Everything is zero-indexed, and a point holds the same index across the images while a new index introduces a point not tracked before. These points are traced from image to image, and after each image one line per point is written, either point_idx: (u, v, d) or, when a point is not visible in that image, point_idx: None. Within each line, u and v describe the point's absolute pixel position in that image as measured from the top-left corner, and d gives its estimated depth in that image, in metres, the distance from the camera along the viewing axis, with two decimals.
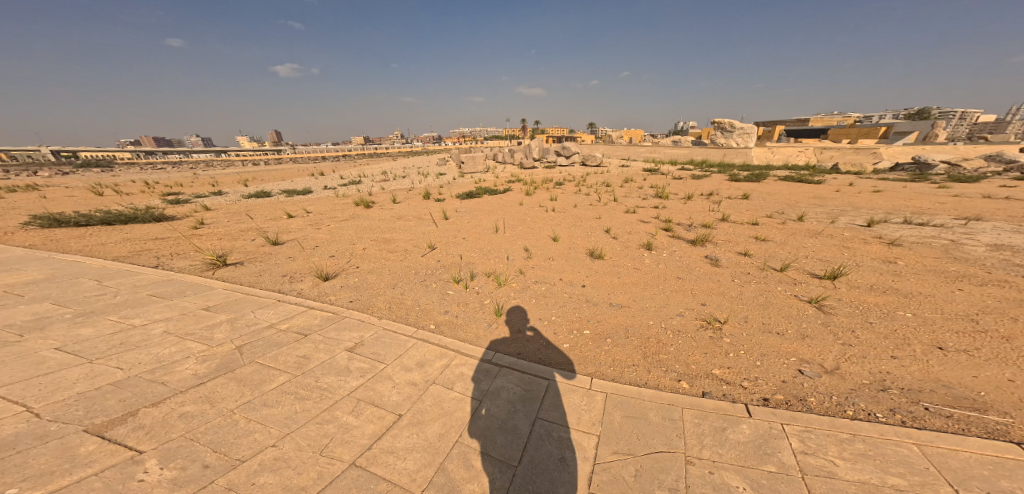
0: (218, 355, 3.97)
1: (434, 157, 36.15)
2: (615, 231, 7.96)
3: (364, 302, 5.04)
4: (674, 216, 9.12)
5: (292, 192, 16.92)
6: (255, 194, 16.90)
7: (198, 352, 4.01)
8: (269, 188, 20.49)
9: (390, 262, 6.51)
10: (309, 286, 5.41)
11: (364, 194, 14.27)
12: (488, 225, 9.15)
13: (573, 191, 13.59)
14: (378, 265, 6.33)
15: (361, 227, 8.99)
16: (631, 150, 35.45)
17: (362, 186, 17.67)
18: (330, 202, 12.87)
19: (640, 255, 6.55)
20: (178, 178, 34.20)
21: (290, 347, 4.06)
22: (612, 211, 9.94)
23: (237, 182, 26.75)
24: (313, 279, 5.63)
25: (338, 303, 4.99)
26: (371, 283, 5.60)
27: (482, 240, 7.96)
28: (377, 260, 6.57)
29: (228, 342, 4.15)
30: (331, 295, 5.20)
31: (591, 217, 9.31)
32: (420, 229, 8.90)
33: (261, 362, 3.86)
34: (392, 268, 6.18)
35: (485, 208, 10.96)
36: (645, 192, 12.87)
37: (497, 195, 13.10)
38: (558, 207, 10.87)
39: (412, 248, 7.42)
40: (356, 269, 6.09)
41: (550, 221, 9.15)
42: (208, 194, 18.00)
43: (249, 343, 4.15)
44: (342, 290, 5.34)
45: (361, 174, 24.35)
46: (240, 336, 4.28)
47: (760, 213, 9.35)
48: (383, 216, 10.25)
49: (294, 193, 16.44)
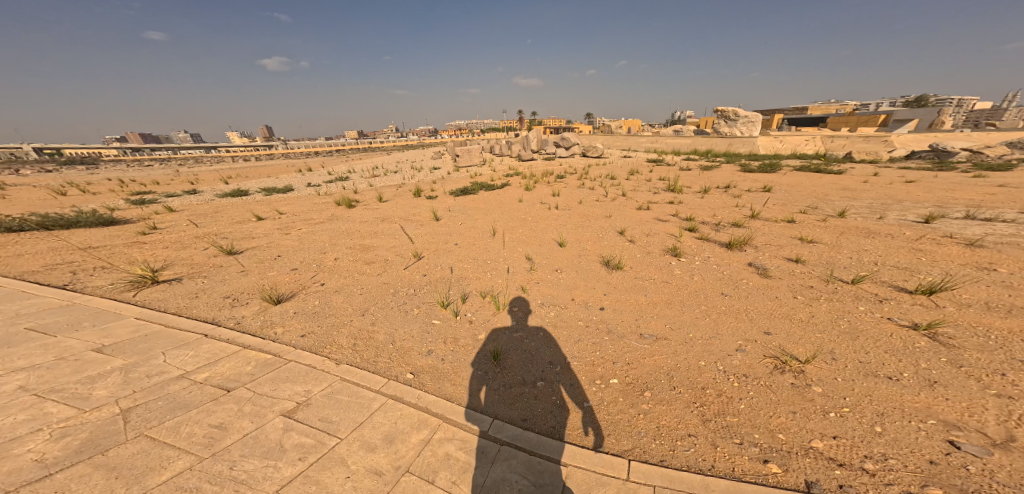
0: (89, 425, 2.67)
1: (427, 150, 34.65)
2: (631, 233, 6.83)
3: (321, 337, 3.91)
4: (696, 213, 7.99)
5: (270, 190, 15.57)
6: (230, 192, 15.51)
7: (60, 420, 2.68)
8: (247, 185, 18.98)
9: (364, 278, 5.36)
10: (254, 313, 4.25)
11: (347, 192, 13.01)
12: (482, 228, 7.98)
13: (577, 186, 12.39)
14: (348, 283, 5.17)
15: (337, 231, 7.78)
16: (631, 141, 34.21)
17: (347, 183, 16.36)
18: (307, 202, 11.57)
19: (668, 262, 5.43)
20: (157, 176, 32.28)
21: (201, 412, 2.88)
22: (623, 208, 8.80)
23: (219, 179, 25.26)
24: (261, 303, 4.46)
25: (285, 339, 3.84)
26: (335, 310, 4.46)
27: (477, 246, 6.80)
28: (348, 276, 5.41)
29: (111, 404, 2.86)
30: (278, 326, 4.05)
31: (602, 216, 8.18)
32: (405, 233, 7.71)
33: (153, 437, 2.64)
34: (365, 288, 5.04)
35: (479, 207, 9.77)
36: (656, 185, 11.70)
37: (494, 191, 11.91)
38: (561, 204, 9.71)
39: (392, 258, 6.25)
40: (318, 289, 4.92)
41: (554, 222, 8.00)
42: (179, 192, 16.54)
43: (143, 404, 2.90)
44: (295, 319, 4.19)
45: (349, 170, 22.83)
46: (133, 393, 3.00)
47: (793, 208, 8.23)
48: (364, 218, 9.03)
49: (272, 191, 15.09)
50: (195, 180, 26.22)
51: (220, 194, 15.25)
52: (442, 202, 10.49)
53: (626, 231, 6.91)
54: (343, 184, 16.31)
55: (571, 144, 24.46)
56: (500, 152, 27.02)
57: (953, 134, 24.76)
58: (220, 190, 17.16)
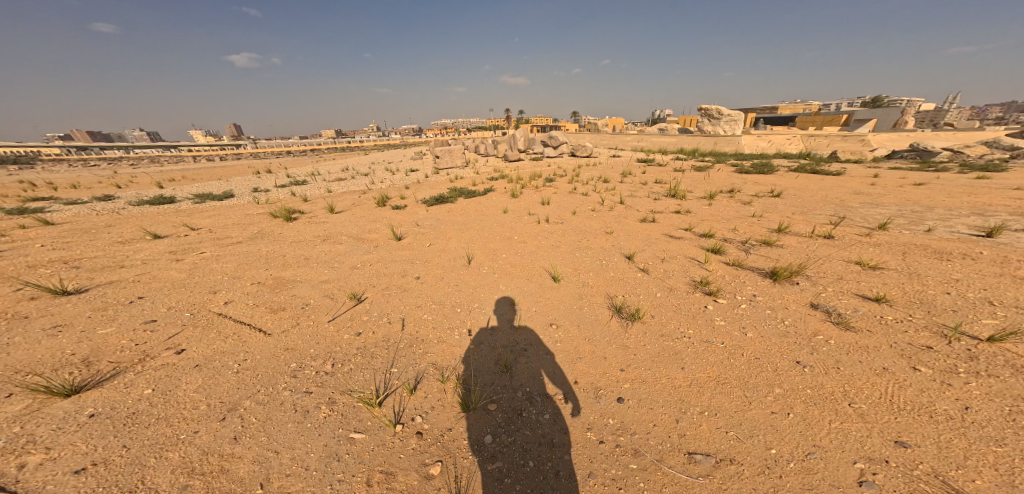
0: None
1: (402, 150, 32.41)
2: (638, 259, 5.46)
3: (118, 475, 2.32)
4: (710, 226, 6.66)
5: (206, 196, 13.21)
6: (154, 199, 13.01)
7: None
8: (185, 190, 16.33)
9: (266, 342, 3.68)
10: (7, 420, 2.58)
11: (294, 199, 10.98)
12: (448, 250, 6.38)
13: (566, 191, 10.91)
14: (230, 349, 3.51)
15: (257, 255, 5.94)
16: (615, 140, 33.33)
17: (301, 187, 14.21)
18: (241, 212, 9.46)
19: (702, 309, 4.18)
20: (91, 176, 28.32)
21: None
22: (621, 221, 7.43)
23: (159, 181, 22.17)
24: (31, 399, 2.75)
25: (30, 484, 2.22)
26: (175, 409, 2.82)
27: (441, 281, 5.24)
28: (235, 337, 3.70)
29: None
30: (38, 449, 2.40)
31: (598, 233, 6.76)
32: (347, 258, 5.96)
33: None
34: (257, 361, 3.42)
35: (449, 219, 8.14)
36: (656, 190, 10.38)
37: (474, 198, 10.21)
38: (549, 215, 8.21)
39: (318, 301, 4.53)
40: (164, 364, 3.22)
41: (540, 241, 6.54)
42: (93, 198, 13.83)
43: None
44: (80, 432, 2.54)
45: (312, 171, 20.48)
46: None
47: (819, 217, 7.02)
48: (299, 235, 7.16)
49: (207, 198, 12.77)
50: (132, 181, 22.83)
51: (140, 200, 12.75)
52: (410, 213, 8.73)
53: (636, 256, 5.55)
54: (297, 189, 14.09)
55: (556, 143, 23.07)
56: (484, 152, 25.20)
57: (929, 134, 25.00)
58: (149, 194, 14.52)
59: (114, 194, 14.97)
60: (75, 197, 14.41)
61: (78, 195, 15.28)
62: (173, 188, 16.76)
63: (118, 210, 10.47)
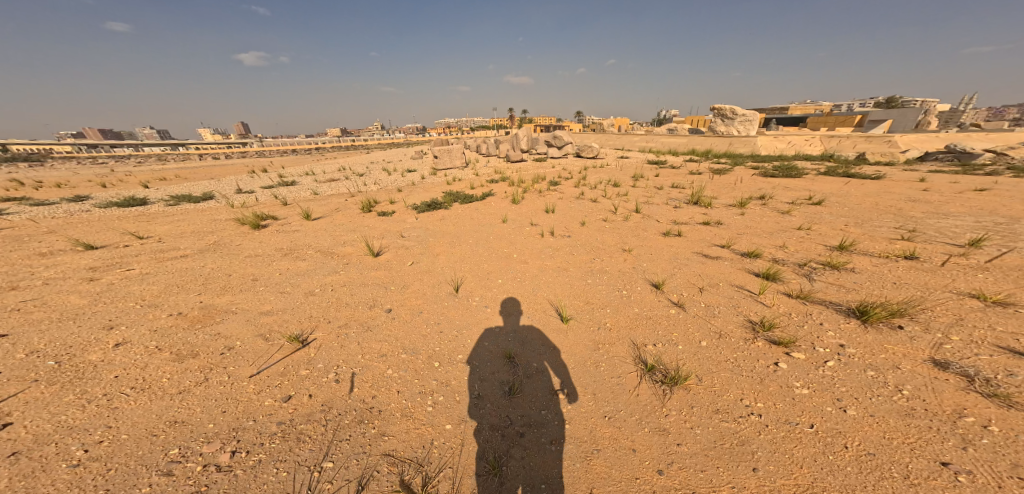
0: None
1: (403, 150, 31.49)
2: (669, 289, 4.34)
3: None
4: (752, 241, 5.48)
5: (183, 196, 12.29)
6: (128, 199, 12.13)
7: None
8: (168, 189, 15.45)
9: (142, 412, 2.70)
10: None
11: (271, 202, 9.97)
12: (433, 270, 5.28)
13: (573, 196, 9.76)
14: (86, 426, 2.52)
15: (196, 273, 4.89)
16: (623, 140, 32.05)
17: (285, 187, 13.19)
18: (206, 217, 8.44)
19: (769, 370, 3.01)
20: (84, 175, 27.68)
21: None
22: (640, 234, 6.30)
23: (150, 181, 21.42)
24: None
25: None
26: None
27: (419, 317, 4.18)
28: (102, 403, 2.71)
29: None
30: None
31: (614, 251, 5.63)
32: (305, 280, 4.88)
33: None
34: (121, 446, 2.44)
35: (438, 230, 7.04)
36: (676, 196, 9.19)
37: (471, 203, 9.10)
38: (554, 227, 7.10)
39: (248, 344, 3.57)
40: None
41: (544, 261, 5.45)
42: (67, 198, 13.02)
43: None
44: None
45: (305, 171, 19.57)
46: None
47: (887, 227, 5.75)
48: (258, 248, 6.09)
49: (183, 198, 11.83)
50: (121, 180, 22.07)
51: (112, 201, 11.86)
52: (395, 221, 7.64)
53: (666, 285, 4.43)
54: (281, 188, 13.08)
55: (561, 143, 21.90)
56: (486, 153, 24.03)
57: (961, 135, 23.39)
58: (126, 194, 13.63)
59: (90, 194, 14.09)
60: (52, 197, 13.69)
61: (54, 195, 14.45)
62: (155, 188, 15.85)
63: (78, 213, 9.57)
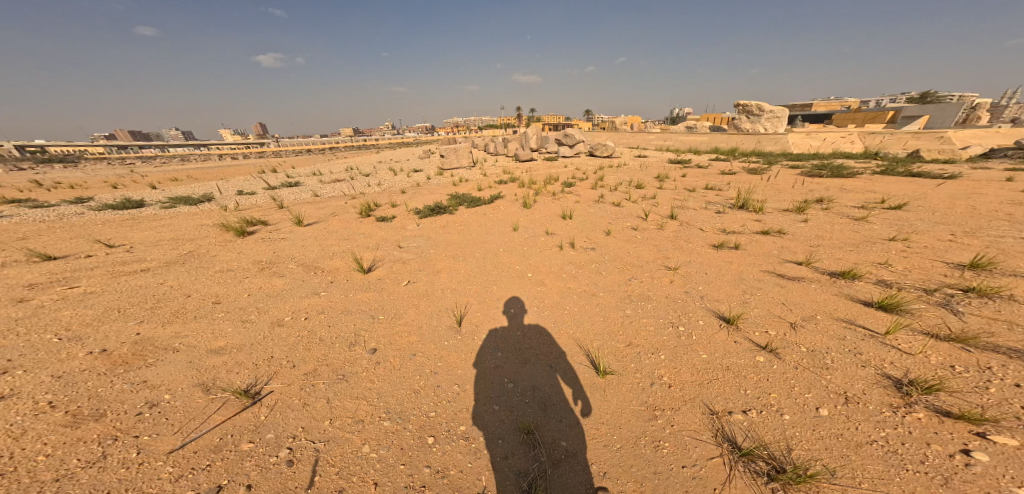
0: None
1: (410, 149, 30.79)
2: (747, 325, 3.35)
3: None
4: (836, 256, 4.35)
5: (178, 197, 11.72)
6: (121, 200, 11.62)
7: None
8: (165, 190, 14.94)
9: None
10: None
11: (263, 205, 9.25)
12: (433, 293, 4.40)
13: (594, 200, 8.74)
14: None
15: (148, 291, 4.09)
16: (639, 138, 30.63)
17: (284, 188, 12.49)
18: (190, 222, 7.72)
19: (956, 463, 1.96)
20: (93, 176, 27.65)
21: None
22: (684, 245, 5.26)
23: (154, 181, 21.16)
24: None
25: None
26: None
27: (412, 363, 3.33)
28: None
29: None
30: None
31: (657, 269, 4.65)
32: (278, 305, 4.04)
33: None
34: None
35: (440, 239, 6.13)
36: (713, 199, 8.04)
37: (478, 207, 8.18)
38: (576, 237, 6.12)
39: (178, 400, 2.74)
40: None
41: (567, 284, 4.52)
42: (60, 200, 12.59)
43: None
44: None
45: (308, 171, 18.97)
46: None
47: (1012, 236, 4.51)
48: (234, 259, 5.29)
49: (176, 199, 11.24)
50: (126, 180, 21.84)
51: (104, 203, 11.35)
52: (393, 228, 6.77)
53: (741, 321, 3.42)
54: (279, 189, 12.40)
55: (574, 141, 20.72)
56: (495, 152, 23.10)
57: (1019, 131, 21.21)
58: (119, 196, 13.09)
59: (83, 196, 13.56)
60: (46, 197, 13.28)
61: (47, 196, 13.98)
62: (151, 189, 15.30)
63: (58, 217, 8.95)
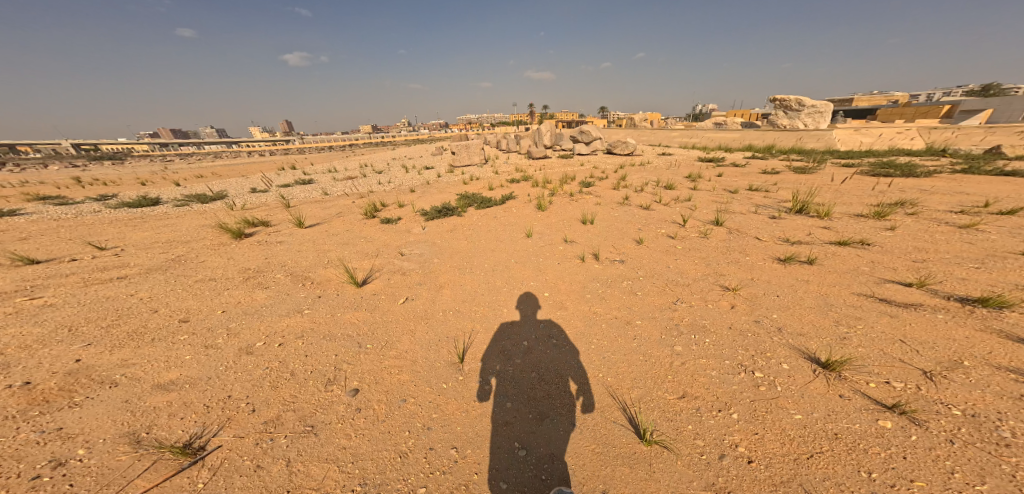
0: None
1: (421, 146, 30.33)
2: (856, 373, 2.59)
3: None
4: (958, 275, 3.41)
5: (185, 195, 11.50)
6: (130, 199, 11.46)
7: None
8: (174, 188, 14.82)
9: None
10: None
11: (264, 204, 8.81)
12: (434, 315, 3.80)
13: (618, 201, 7.88)
14: None
15: (108, 306, 3.56)
16: (662, 135, 29.06)
17: (290, 187, 12.10)
18: (188, 221, 7.34)
19: None
20: (116, 174, 28.35)
21: None
22: (740, 258, 4.40)
23: (169, 178, 21.33)
24: None
25: None
26: None
27: (400, 412, 2.76)
28: None
29: None
30: None
31: (711, 291, 3.87)
32: (250, 325, 3.49)
33: None
34: None
35: (446, 245, 5.50)
36: (760, 201, 7.01)
37: (489, 208, 7.46)
38: (602, 246, 5.34)
39: (96, 457, 2.17)
40: None
41: (594, 308, 3.84)
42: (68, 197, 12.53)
43: None
44: None
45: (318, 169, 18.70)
46: None
47: None
48: (218, 265, 4.79)
49: (182, 198, 10.98)
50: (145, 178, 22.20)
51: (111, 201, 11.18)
52: (396, 232, 6.19)
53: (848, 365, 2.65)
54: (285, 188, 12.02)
55: (589, 139, 19.74)
56: (508, 149, 22.31)
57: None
58: (126, 194, 12.97)
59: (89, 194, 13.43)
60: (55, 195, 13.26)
61: (51, 195, 13.89)
62: (158, 188, 15.13)
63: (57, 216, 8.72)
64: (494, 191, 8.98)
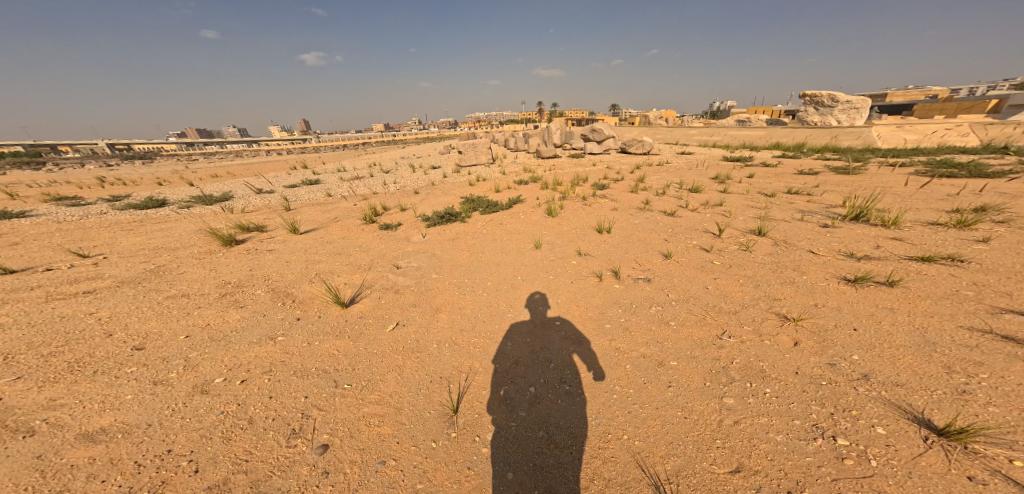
0: None
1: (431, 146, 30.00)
2: (993, 445, 1.89)
3: None
4: None
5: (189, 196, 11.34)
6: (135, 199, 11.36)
7: None
8: (182, 189, 14.80)
9: None
10: None
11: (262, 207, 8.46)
12: (426, 348, 3.34)
13: (638, 205, 7.19)
14: None
15: (58, 329, 3.15)
16: (680, 133, 27.85)
17: (293, 188, 11.81)
18: (181, 223, 7.04)
19: None
20: (135, 174, 28.97)
21: None
22: (794, 278, 3.67)
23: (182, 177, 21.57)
24: None
25: None
26: None
27: (376, 479, 2.24)
28: None
29: None
30: None
31: (764, 320, 3.18)
32: (212, 356, 3.03)
33: None
34: None
35: (445, 258, 5.05)
36: (804, 207, 6.17)
37: (495, 214, 6.89)
38: (622, 260, 4.69)
39: None
40: None
41: (615, 341, 3.27)
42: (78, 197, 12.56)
43: None
44: None
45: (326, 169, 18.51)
46: None
47: None
48: (196, 276, 4.39)
49: (185, 199, 10.80)
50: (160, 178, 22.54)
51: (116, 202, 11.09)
52: (393, 242, 5.73)
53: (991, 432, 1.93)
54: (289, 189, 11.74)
55: (602, 137, 18.96)
56: (518, 148, 21.68)
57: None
58: (134, 194, 12.93)
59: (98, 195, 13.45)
60: (66, 195, 13.35)
61: (62, 195, 14.01)
62: (167, 188, 15.09)
63: (59, 219, 8.58)
64: (502, 194, 8.39)
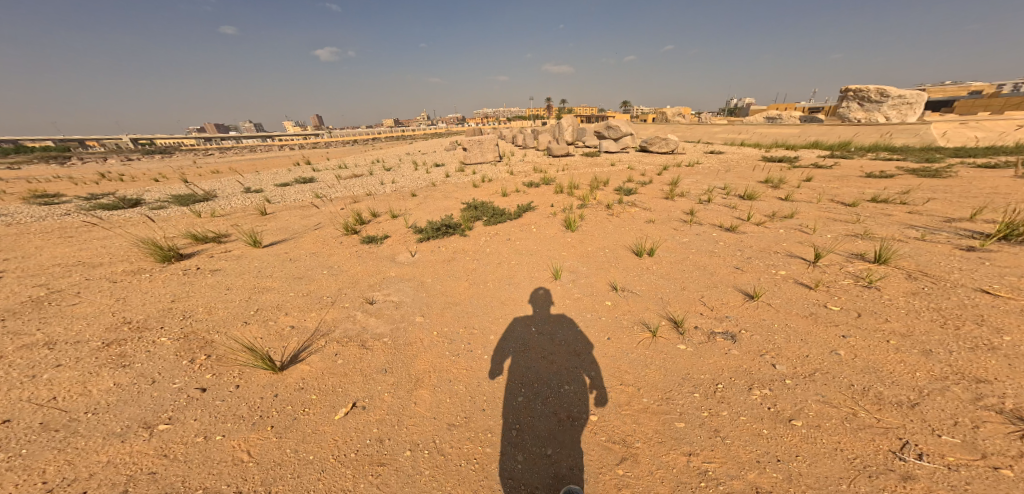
0: None
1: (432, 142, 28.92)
2: None
3: None
4: None
5: (162, 196, 10.25)
6: (101, 197, 10.27)
7: None
8: (160, 186, 13.70)
9: None
10: None
11: (228, 210, 7.26)
12: (396, 458, 2.25)
13: (683, 214, 5.82)
14: None
15: None
16: (702, 131, 26.03)
17: (276, 188, 10.63)
18: (129, 228, 5.96)
19: None
20: (135, 169, 28.32)
21: None
22: (992, 341, 2.46)
23: (174, 174, 20.75)
24: None
25: None
26: None
27: None
28: None
29: None
30: None
31: (979, 425, 1.97)
32: (27, 464, 1.96)
33: None
34: None
35: (433, 294, 3.92)
36: (912, 221, 4.72)
37: (505, 225, 5.61)
38: (680, 306, 3.47)
39: None
40: None
41: (697, 458, 2.15)
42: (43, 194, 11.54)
43: None
44: None
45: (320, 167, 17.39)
46: None
47: None
48: (85, 311, 3.25)
49: (154, 199, 9.66)
50: (152, 174, 21.74)
51: (80, 199, 10.02)
52: (373, 263, 4.56)
53: None
54: (272, 189, 10.58)
55: (620, 135, 17.41)
56: (526, 146, 20.32)
57: None
58: (103, 192, 11.84)
59: (70, 192, 12.42)
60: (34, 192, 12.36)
61: (28, 192, 12.95)
62: (148, 185, 14.03)
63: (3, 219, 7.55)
64: (510, 198, 7.11)
